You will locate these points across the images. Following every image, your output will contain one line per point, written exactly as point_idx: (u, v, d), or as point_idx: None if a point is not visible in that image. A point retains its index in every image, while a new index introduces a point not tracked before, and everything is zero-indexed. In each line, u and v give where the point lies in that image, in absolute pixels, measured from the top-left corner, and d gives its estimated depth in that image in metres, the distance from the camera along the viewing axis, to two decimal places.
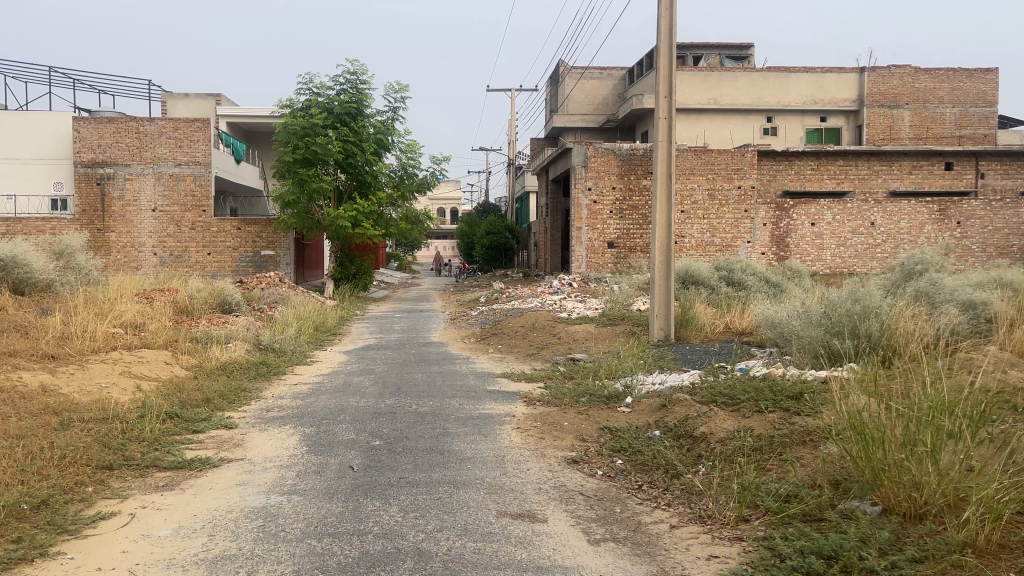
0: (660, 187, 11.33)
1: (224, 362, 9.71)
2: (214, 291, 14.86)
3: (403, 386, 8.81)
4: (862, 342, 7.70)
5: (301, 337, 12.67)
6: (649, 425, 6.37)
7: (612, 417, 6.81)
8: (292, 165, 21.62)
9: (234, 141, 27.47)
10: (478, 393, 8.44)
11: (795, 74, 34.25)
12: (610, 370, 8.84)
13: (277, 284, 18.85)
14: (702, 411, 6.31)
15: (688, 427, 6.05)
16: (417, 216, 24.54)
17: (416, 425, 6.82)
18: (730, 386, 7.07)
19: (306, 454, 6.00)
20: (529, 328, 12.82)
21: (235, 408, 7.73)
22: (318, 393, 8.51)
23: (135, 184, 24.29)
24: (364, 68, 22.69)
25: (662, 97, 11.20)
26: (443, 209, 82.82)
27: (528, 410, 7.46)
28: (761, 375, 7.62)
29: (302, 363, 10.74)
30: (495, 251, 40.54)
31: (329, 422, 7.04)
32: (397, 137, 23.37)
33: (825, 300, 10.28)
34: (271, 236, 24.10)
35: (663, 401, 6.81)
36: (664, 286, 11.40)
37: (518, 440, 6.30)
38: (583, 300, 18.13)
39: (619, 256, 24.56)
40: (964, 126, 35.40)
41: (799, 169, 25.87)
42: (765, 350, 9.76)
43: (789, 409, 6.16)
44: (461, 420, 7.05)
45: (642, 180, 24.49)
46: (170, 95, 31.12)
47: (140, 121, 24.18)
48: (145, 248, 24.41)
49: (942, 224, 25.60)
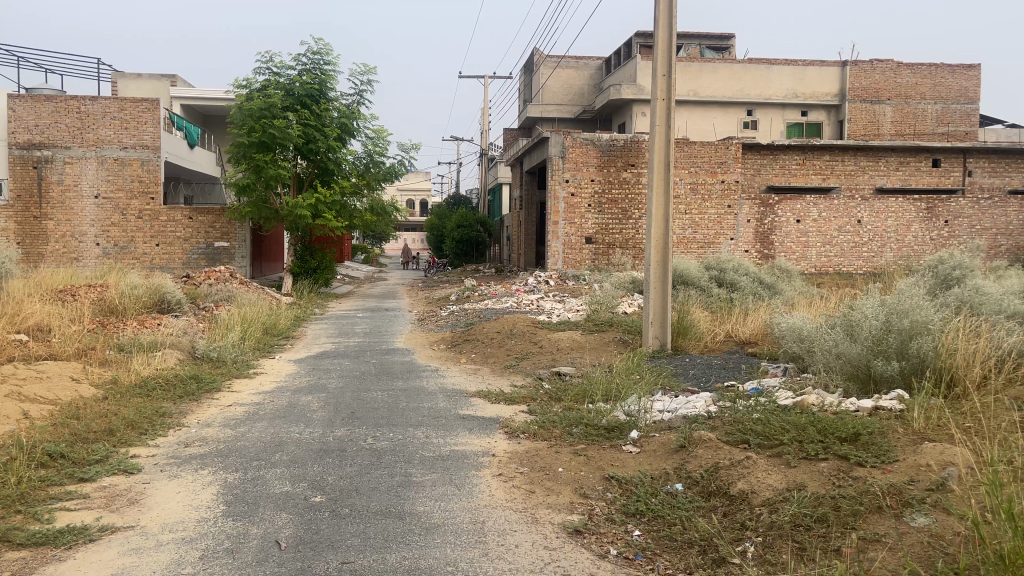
0: (659, 179, 9.95)
1: (144, 377, 8.11)
2: (151, 287, 13.21)
3: (359, 411, 7.29)
4: (910, 365, 6.41)
5: (246, 343, 11.13)
6: (667, 476, 5.00)
7: (616, 461, 5.41)
8: (247, 149, 19.93)
9: (188, 124, 25.49)
10: (448, 421, 6.97)
11: (776, 67, 33.22)
12: (607, 392, 7.49)
13: (227, 280, 17.14)
14: (736, 457, 4.94)
15: (718, 483, 4.67)
16: (384, 207, 22.95)
17: (370, 471, 5.37)
18: (760, 420, 5.72)
19: (221, 520, 4.49)
20: (507, 334, 11.34)
21: (146, 441, 6.18)
22: (253, 421, 6.95)
23: (76, 168, 22.35)
24: (329, 47, 21.03)
25: (660, 76, 9.80)
26: (411, 201, 81.04)
27: (510, 447, 6.02)
28: (791, 404, 6.29)
29: (243, 376, 9.18)
30: (467, 244, 39.06)
31: (259, 466, 5.53)
32: (362, 122, 21.73)
33: (847, 306, 8.98)
34: (225, 227, 22.41)
35: (681, 440, 5.43)
36: (661, 289, 10.05)
37: (501, 496, 4.87)
38: (562, 300, 16.83)
39: (597, 253, 23.26)
40: (945, 123, 34.69)
41: (785, 163, 24.68)
42: (778, 366, 8.51)
43: (847, 456, 4.79)
44: (428, 462, 5.60)
45: (622, 173, 23.15)
46: (119, 74, 29.15)
47: (82, 100, 22.21)
48: (86, 237, 22.54)
49: (929, 222, 24.70)
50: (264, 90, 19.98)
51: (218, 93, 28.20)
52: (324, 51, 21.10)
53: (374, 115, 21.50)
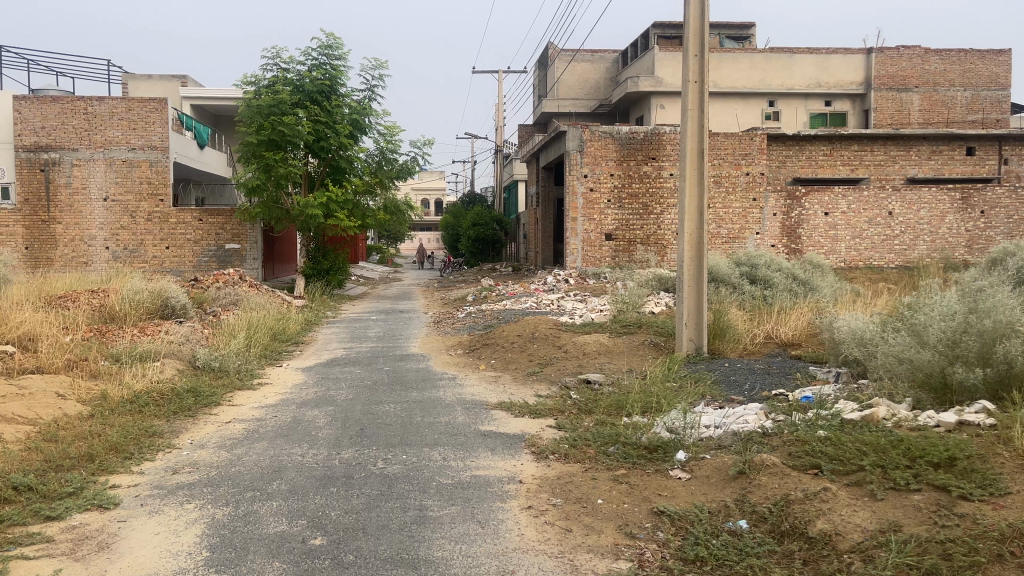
0: (691, 167, 9.17)
1: (136, 392, 7.46)
2: (155, 291, 12.57)
3: (368, 428, 6.58)
4: (995, 373, 5.63)
5: (253, 350, 10.49)
6: (727, 510, 4.25)
7: (665, 490, 4.65)
8: (257, 147, 19.31)
9: (196, 123, 24.77)
10: (468, 439, 6.23)
11: (799, 56, 32.26)
12: (644, 406, 6.75)
13: (236, 282, 16.50)
14: (811, 488, 4.16)
15: (792, 521, 3.90)
16: (398, 205, 22.25)
17: (380, 505, 4.64)
18: (829, 439, 4.92)
19: (202, 571, 3.78)
20: (529, 338, 10.58)
21: (130, 466, 5.51)
22: (251, 441, 6.25)
23: (84, 170, 21.84)
24: (339, 41, 20.38)
25: (691, 57, 9.07)
26: (427, 200, 80.71)
27: (540, 472, 5.27)
28: (858, 417, 5.49)
29: (246, 389, 8.49)
30: (482, 243, 38.31)
31: (254, 498, 4.82)
32: (374, 117, 21.03)
33: (906, 304, 8.13)
34: (235, 228, 21.91)
35: (740, 466, 4.66)
36: (695, 287, 9.28)
37: (532, 537, 4.15)
38: (584, 299, 16.07)
39: (618, 249, 22.47)
40: (974, 111, 33.57)
41: (811, 154, 23.76)
42: (829, 371, 7.75)
43: (945, 486, 4.01)
44: (445, 492, 4.88)
45: (643, 166, 22.29)
46: (129, 75, 28.73)
47: (89, 101, 21.69)
48: (95, 241, 22.03)
49: (965, 213, 23.63)
50: (272, 86, 19.37)
51: (227, 92, 27.63)
52: (336, 46, 20.49)
53: (386, 110, 20.83)
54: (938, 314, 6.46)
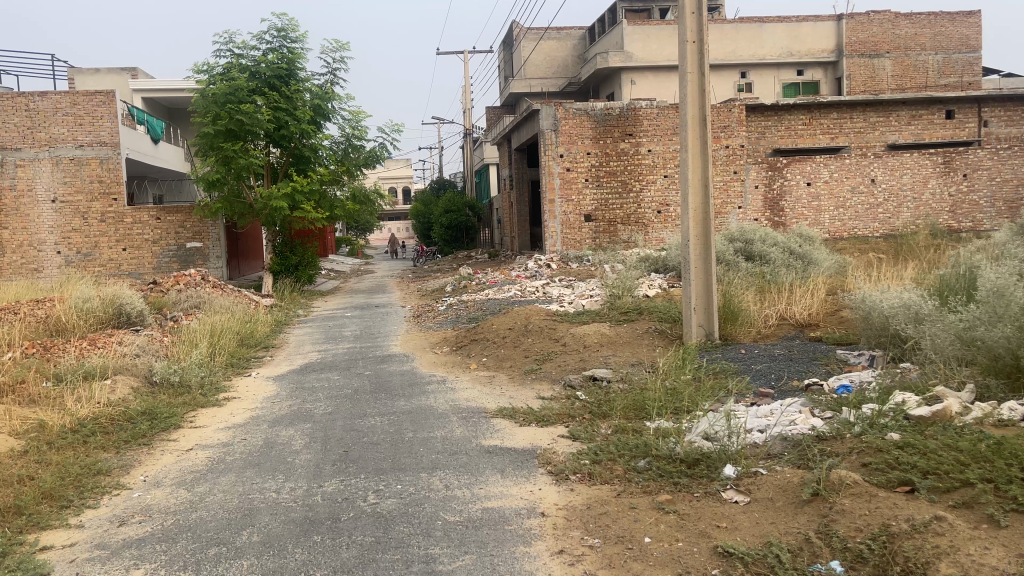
0: (694, 138, 8.32)
1: (82, 419, 6.46)
2: (106, 298, 11.48)
3: (353, 450, 5.66)
4: None
5: (217, 359, 9.47)
6: (811, 546, 3.41)
7: (724, 521, 3.83)
8: (213, 138, 18.12)
9: (148, 116, 23.39)
10: (471, 458, 5.35)
11: (769, 25, 31.67)
12: (667, 408, 5.92)
13: (198, 284, 15.36)
14: (917, 516, 3.32)
15: (904, 564, 3.08)
16: (366, 194, 21.08)
17: (377, 559, 3.74)
18: (909, 445, 4.08)
19: None
20: (522, 332, 9.70)
21: (69, 520, 4.55)
22: (216, 474, 5.31)
23: (29, 171, 20.41)
24: (294, 23, 19.17)
25: (689, 16, 8.19)
26: (394, 188, 79.31)
27: (564, 499, 4.42)
28: (927, 412, 4.65)
29: (210, 407, 7.51)
30: (455, 230, 37.31)
31: (222, 558, 3.88)
32: (337, 102, 19.86)
33: (943, 280, 7.34)
34: (196, 226, 20.76)
35: (813, 487, 3.83)
36: (703, 268, 8.45)
37: None
38: (570, 285, 15.23)
39: (598, 231, 21.65)
40: (947, 74, 33.15)
41: (790, 124, 23.14)
42: (861, 354, 6.98)
43: None
44: (455, 534, 4.01)
45: (620, 143, 21.47)
46: (74, 69, 27.27)
47: (30, 96, 20.23)
48: (45, 246, 20.64)
49: (947, 177, 23.01)
50: (226, 73, 18.14)
51: (180, 82, 26.30)
52: (290, 28, 19.27)
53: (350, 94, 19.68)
54: (1004, 288, 5.65)
